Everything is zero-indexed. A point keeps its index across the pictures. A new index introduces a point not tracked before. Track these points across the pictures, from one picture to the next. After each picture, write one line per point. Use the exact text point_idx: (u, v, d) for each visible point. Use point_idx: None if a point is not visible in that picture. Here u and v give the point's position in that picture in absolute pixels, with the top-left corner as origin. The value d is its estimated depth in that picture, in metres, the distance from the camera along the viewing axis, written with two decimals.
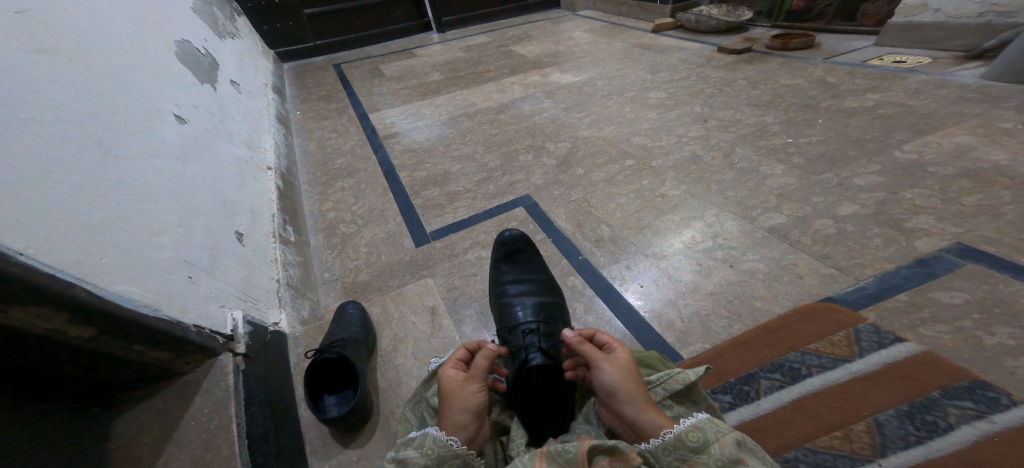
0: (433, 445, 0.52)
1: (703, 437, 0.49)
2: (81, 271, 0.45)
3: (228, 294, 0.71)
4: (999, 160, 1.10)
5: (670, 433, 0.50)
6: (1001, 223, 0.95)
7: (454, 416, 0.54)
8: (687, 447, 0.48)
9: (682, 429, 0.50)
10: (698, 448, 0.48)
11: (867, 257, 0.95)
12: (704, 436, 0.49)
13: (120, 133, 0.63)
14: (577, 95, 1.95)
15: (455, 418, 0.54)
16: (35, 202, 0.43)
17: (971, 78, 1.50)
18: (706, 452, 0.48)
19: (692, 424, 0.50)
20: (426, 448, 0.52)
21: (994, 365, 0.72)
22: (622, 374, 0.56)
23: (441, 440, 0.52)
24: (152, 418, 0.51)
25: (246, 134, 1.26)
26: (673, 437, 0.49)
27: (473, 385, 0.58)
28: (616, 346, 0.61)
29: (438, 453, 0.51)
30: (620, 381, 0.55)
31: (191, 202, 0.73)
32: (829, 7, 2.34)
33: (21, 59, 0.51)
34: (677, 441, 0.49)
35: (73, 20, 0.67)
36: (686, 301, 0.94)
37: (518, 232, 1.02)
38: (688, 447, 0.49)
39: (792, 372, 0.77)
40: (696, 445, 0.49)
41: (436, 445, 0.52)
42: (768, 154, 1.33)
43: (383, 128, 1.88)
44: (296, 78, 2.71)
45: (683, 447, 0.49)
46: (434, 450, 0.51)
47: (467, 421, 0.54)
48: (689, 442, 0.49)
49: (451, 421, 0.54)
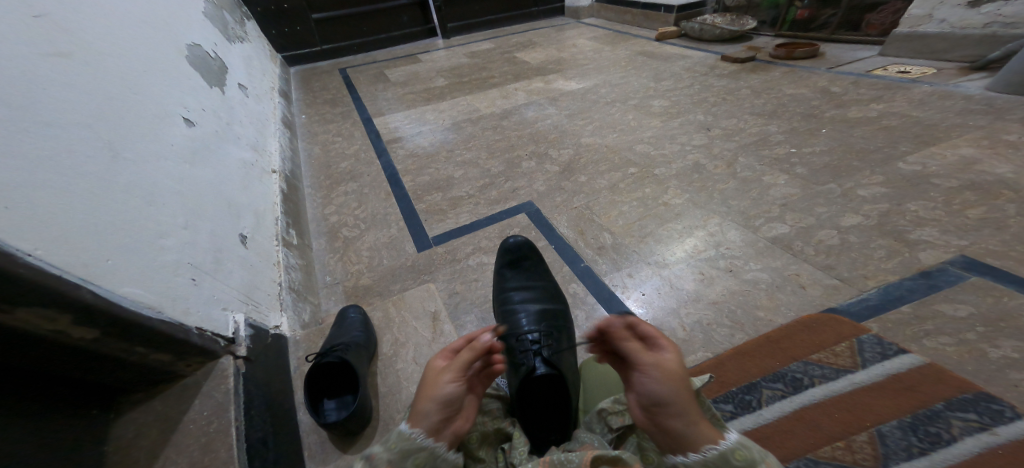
0: (398, 440, 0.48)
1: (750, 456, 0.44)
2: (88, 273, 0.46)
3: (231, 297, 0.71)
4: (1003, 173, 1.10)
5: (715, 450, 0.44)
6: (1005, 236, 0.94)
7: (420, 402, 0.51)
8: (731, 465, 0.44)
9: (730, 444, 0.44)
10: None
11: (870, 269, 0.94)
12: (752, 455, 0.44)
13: (130, 136, 0.64)
14: (581, 102, 1.96)
15: (421, 404, 0.51)
16: (46, 205, 0.44)
17: (976, 89, 1.50)
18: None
19: (738, 441, 0.45)
20: (391, 441, 0.48)
21: (998, 378, 0.71)
22: (674, 378, 0.48)
23: (405, 433, 0.48)
24: (151, 421, 0.51)
25: (253, 138, 1.27)
26: (718, 453, 0.44)
27: (447, 372, 0.52)
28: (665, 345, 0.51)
29: (402, 447, 0.48)
30: (671, 386, 0.47)
31: (197, 205, 0.74)
32: (834, 17, 2.35)
33: (37, 62, 0.52)
34: (721, 458, 0.44)
35: (90, 24, 0.69)
36: (688, 310, 0.94)
37: (523, 239, 1.03)
38: (731, 466, 0.44)
39: (794, 382, 0.77)
40: (743, 464, 0.44)
41: (401, 440, 0.48)
42: (771, 164, 1.34)
43: (387, 132, 1.89)
44: (302, 82, 2.73)
45: (725, 464, 0.44)
46: (398, 444, 0.48)
47: (431, 410, 0.50)
48: (733, 461, 0.44)
49: (416, 407, 0.51)
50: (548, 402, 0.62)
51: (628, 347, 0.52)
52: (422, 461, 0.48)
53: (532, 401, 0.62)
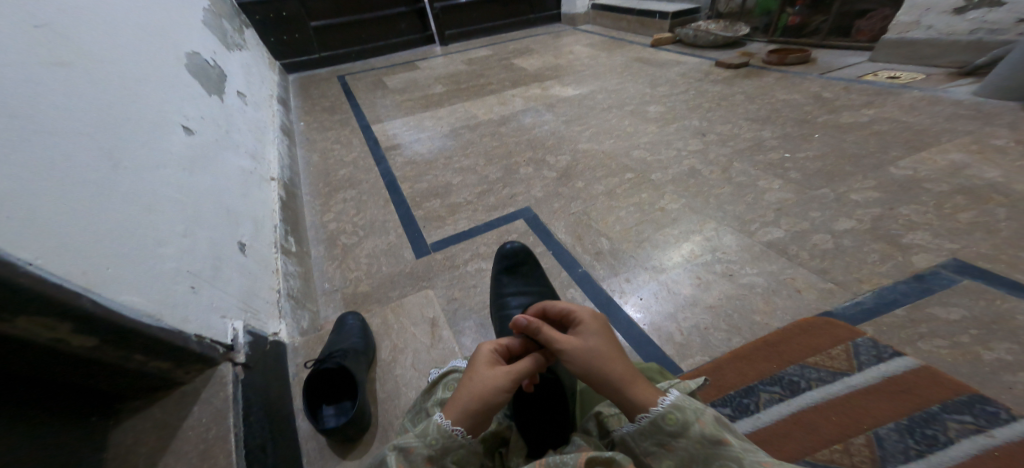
0: (439, 435, 0.48)
1: (681, 419, 0.47)
2: (87, 282, 0.46)
3: (230, 304, 0.71)
4: (993, 177, 1.12)
5: (648, 418, 0.47)
6: (997, 240, 0.96)
7: (462, 396, 0.49)
8: (664, 431, 0.47)
9: (659, 411, 0.47)
10: (677, 431, 0.46)
11: (864, 272, 0.95)
12: (682, 418, 0.47)
13: (130, 144, 0.64)
14: (578, 108, 1.98)
15: (462, 396, 0.49)
16: (48, 215, 0.44)
17: (964, 94, 1.53)
18: (683, 435, 0.46)
19: (670, 405, 0.47)
20: (430, 437, 0.48)
21: (992, 380, 0.72)
22: (590, 354, 0.51)
23: (447, 429, 0.48)
24: (150, 428, 0.51)
25: (251, 145, 1.28)
26: (650, 421, 0.47)
27: (497, 372, 0.51)
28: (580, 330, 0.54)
29: (444, 444, 0.48)
30: (590, 363, 0.50)
31: (196, 213, 0.74)
32: (825, 24, 2.39)
33: (38, 73, 0.52)
34: (654, 425, 0.47)
35: (90, 34, 0.69)
36: (685, 314, 0.94)
37: (520, 246, 1.02)
38: (666, 431, 0.47)
39: (791, 385, 0.77)
40: (674, 428, 0.47)
41: (442, 435, 0.48)
42: (766, 169, 1.35)
43: (385, 139, 1.90)
44: (300, 89, 2.75)
45: (659, 431, 0.47)
46: (439, 440, 0.47)
47: (471, 407, 0.48)
48: (666, 427, 0.47)
49: (457, 398, 0.50)
50: (546, 407, 0.59)
51: (544, 337, 0.54)
52: (459, 457, 0.49)
53: (529, 405, 0.59)
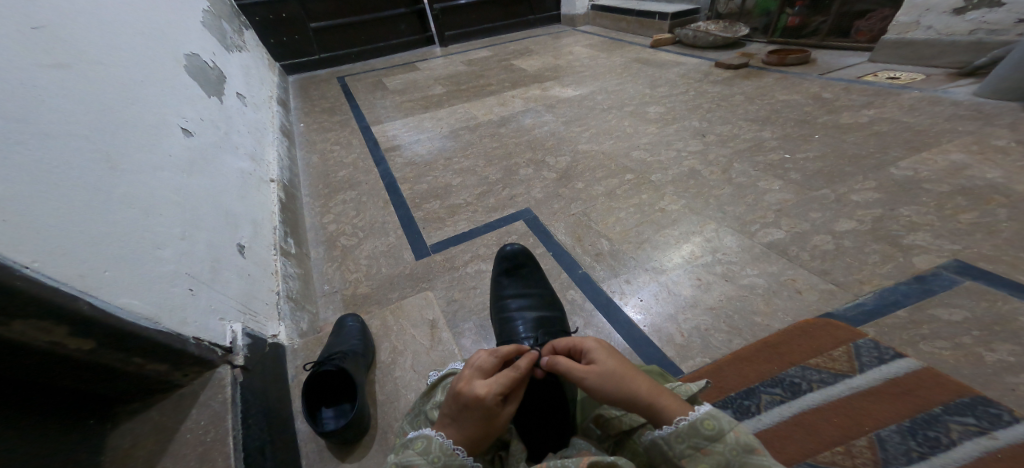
0: (440, 453, 0.48)
1: (719, 425, 0.47)
2: (83, 284, 0.46)
3: (228, 307, 0.70)
4: (994, 178, 1.12)
5: (686, 421, 0.47)
6: (998, 241, 0.95)
7: (474, 436, 0.49)
8: (702, 435, 0.47)
9: (699, 416, 0.47)
10: (714, 437, 0.47)
11: (866, 273, 0.95)
12: (720, 424, 0.47)
13: (128, 147, 0.64)
14: (578, 109, 1.98)
15: (473, 435, 0.49)
16: (48, 217, 0.44)
17: (964, 94, 1.53)
18: (721, 441, 0.46)
19: (709, 411, 0.48)
20: (432, 454, 0.49)
21: (995, 382, 0.72)
22: (615, 379, 0.49)
23: (448, 447, 0.49)
24: (148, 430, 0.51)
25: (251, 148, 1.27)
26: (688, 425, 0.47)
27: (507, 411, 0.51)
28: (587, 373, 0.51)
29: (445, 461, 0.48)
30: (614, 388, 0.49)
31: (194, 215, 0.74)
32: (824, 24, 2.40)
33: (36, 74, 0.52)
34: (692, 429, 0.47)
35: (86, 35, 0.69)
36: (686, 315, 0.94)
37: (520, 247, 1.02)
38: (703, 435, 0.47)
39: (792, 387, 0.77)
40: (711, 433, 0.47)
41: (443, 453, 0.48)
42: (766, 170, 1.35)
43: (385, 140, 1.90)
44: (300, 90, 2.75)
45: (697, 434, 0.47)
46: (440, 458, 0.48)
47: (483, 442, 0.50)
48: (704, 430, 0.47)
49: (467, 435, 0.49)
50: (544, 410, 0.59)
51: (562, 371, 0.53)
52: None
53: (526, 406, 0.59)
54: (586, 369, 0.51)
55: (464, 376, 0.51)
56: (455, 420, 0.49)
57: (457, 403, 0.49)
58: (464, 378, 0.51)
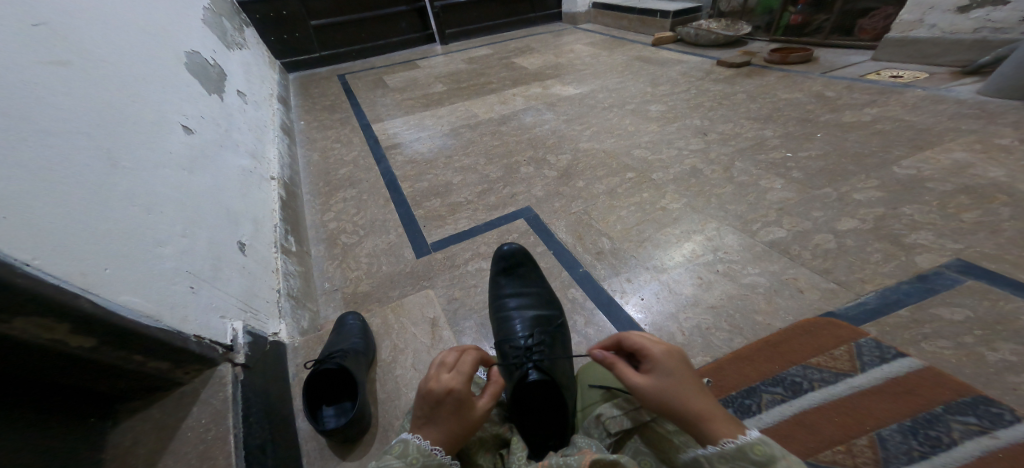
0: (417, 455, 0.48)
1: (769, 452, 0.44)
2: (84, 281, 0.46)
3: (229, 305, 0.70)
4: (998, 177, 1.11)
5: (732, 443, 0.45)
6: (1001, 240, 0.95)
7: (454, 432, 0.49)
8: (749, 459, 0.44)
9: (748, 440, 0.45)
10: (763, 463, 0.44)
11: (867, 272, 0.95)
12: (770, 451, 0.44)
13: (129, 145, 0.64)
14: (579, 107, 1.97)
15: (452, 431, 0.49)
16: (49, 215, 0.44)
17: (967, 93, 1.52)
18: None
19: (759, 436, 0.45)
20: (411, 455, 0.48)
21: (997, 382, 0.71)
22: (666, 391, 0.49)
23: (426, 448, 0.48)
24: (149, 428, 0.51)
25: (251, 145, 1.27)
26: (735, 448, 0.45)
27: (481, 403, 0.52)
28: (640, 380, 0.51)
29: (424, 462, 0.48)
30: (665, 403, 0.48)
31: (196, 213, 0.74)
32: (827, 22, 2.38)
33: (36, 71, 0.52)
34: (738, 452, 0.44)
35: (87, 32, 0.69)
36: (687, 314, 0.94)
37: (518, 246, 1.02)
38: (750, 459, 0.44)
39: (793, 386, 0.77)
40: (760, 458, 0.44)
41: (421, 454, 0.48)
42: (768, 168, 1.34)
43: (385, 138, 1.90)
44: (301, 88, 2.75)
45: (744, 458, 0.44)
46: (419, 459, 0.48)
47: (462, 437, 0.50)
48: (752, 455, 0.44)
49: (446, 432, 0.49)
50: (544, 409, 0.60)
51: (616, 373, 0.53)
52: None
53: (524, 405, 0.60)
54: (642, 376, 0.51)
55: (430, 375, 0.51)
56: (431, 420, 0.49)
57: (429, 403, 0.49)
58: (430, 377, 0.51)
